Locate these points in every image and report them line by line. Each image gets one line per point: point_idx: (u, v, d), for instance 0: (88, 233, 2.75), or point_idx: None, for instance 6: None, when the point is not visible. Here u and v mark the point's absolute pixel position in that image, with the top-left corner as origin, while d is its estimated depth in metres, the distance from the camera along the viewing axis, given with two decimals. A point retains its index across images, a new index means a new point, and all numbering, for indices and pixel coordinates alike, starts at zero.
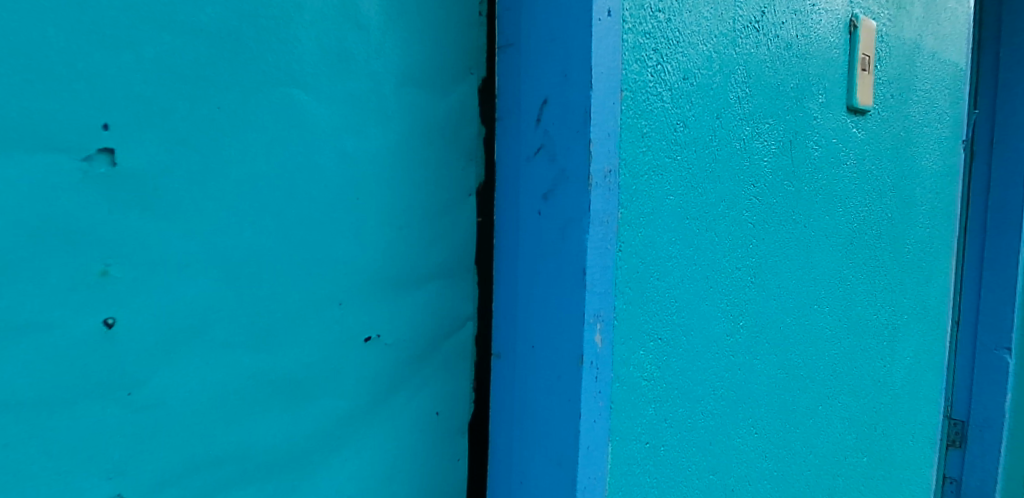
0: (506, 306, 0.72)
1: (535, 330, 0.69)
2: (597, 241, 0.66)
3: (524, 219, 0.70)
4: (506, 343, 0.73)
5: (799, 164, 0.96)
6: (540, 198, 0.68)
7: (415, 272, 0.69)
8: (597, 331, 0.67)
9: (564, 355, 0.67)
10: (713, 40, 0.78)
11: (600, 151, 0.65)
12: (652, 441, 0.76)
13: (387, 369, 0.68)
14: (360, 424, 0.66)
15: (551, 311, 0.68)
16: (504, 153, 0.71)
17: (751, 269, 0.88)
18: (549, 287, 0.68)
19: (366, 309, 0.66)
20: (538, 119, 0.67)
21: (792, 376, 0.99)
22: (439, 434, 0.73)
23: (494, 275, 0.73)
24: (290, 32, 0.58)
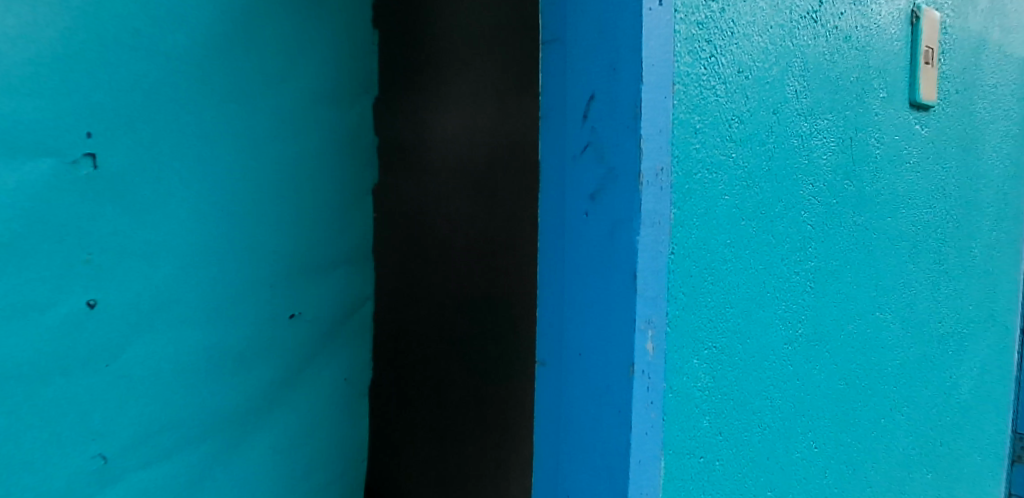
0: (548, 312, 0.69)
1: (581, 337, 0.66)
2: (649, 242, 0.63)
3: (568, 220, 0.66)
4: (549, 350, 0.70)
5: (860, 162, 0.91)
6: (587, 198, 0.65)
7: (326, 257, 0.81)
8: (649, 338, 0.64)
9: (614, 363, 0.64)
10: (770, 31, 0.74)
11: (652, 148, 0.62)
12: (707, 454, 0.72)
13: (306, 342, 0.80)
14: (287, 394, 0.79)
15: (599, 316, 0.65)
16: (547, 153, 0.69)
17: (810, 274, 0.83)
18: (597, 292, 0.65)
19: (287, 290, 0.78)
20: (585, 115, 0.65)
21: (853, 387, 0.93)
22: (346, 396, 0.85)
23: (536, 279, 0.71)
24: (230, 54, 0.71)
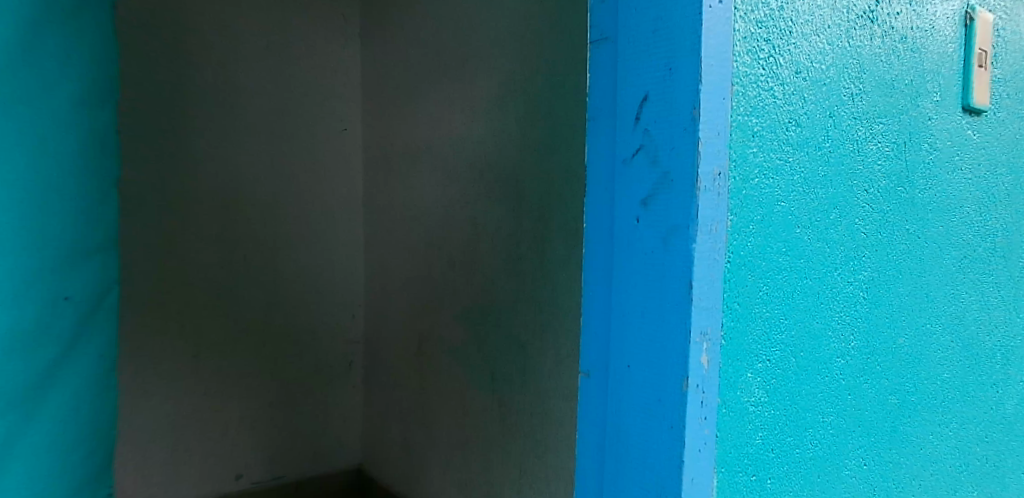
0: (601, 320, 0.68)
1: (632, 348, 0.64)
2: (705, 251, 0.60)
3: (621, 227, 0.65)
4: (601, 360, 0.68)
5: (913, 169, 0.88)
6: (638, 204, 0.63)
7: (91, 225, 0.93)
8: (704, 351, 0.61)
9: (666, 377, 0.61)
10: (826, 32, 0.72)
11: (710, 152, 0.59)
12: (758, 473, 0.69)
13: (67, 320, 0.89)
14: (56, 373, 0.87)
15: (651, 326, 0.62)
16: (596, 158, 0.67)
17: (863, 284, 0.80)
18: (646, 301, 0.63)
19: (52, 274, 0.85)
20: (637, 118, 0.63)
21: (903, 402, 0.90)
22: (86, 387, 0.93)
23: (588, 286, 0.69)
24: None
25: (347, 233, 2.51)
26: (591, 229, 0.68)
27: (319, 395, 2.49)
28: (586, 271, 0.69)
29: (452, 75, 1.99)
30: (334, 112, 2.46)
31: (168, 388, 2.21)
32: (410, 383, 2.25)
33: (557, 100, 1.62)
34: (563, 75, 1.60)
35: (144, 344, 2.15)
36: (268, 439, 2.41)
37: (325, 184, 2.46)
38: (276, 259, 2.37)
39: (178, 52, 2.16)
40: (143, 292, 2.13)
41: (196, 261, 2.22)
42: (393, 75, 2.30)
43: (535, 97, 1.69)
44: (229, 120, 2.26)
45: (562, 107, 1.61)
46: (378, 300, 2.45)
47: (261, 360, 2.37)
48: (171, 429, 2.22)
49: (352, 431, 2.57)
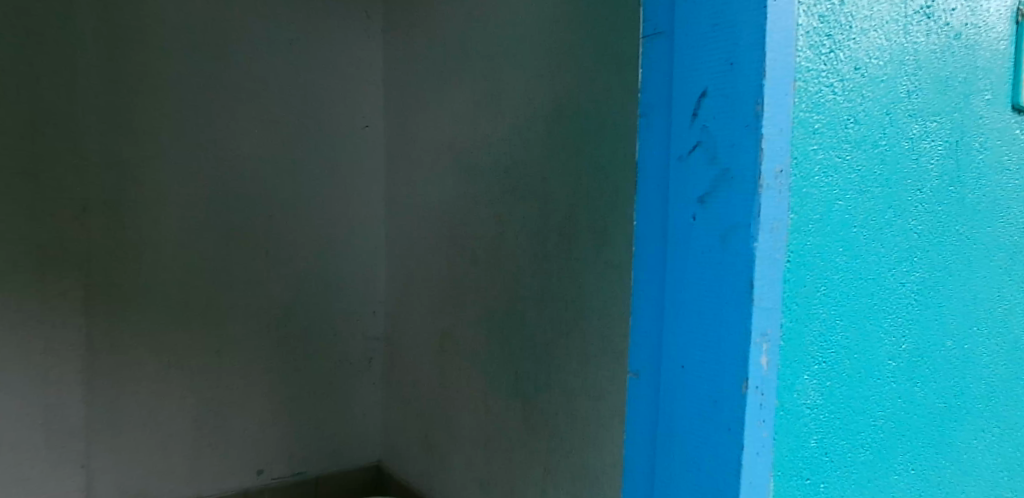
0: (653, 321, 0.66)
1: (687, 349, 0.63)
2: (766, 250, 0.58)
3: (675, 225, 0.63)
4: (651, 361, 0.67)
5: (964, 169, 0.86)
6: (695, 202, 0.62)
7: None
8: (764, 352, 0.59)
9: (723, 379, 0.60)
10: (884, 28, 0.70)
11: (773, 148, 0.58)
12: (812, 477, 0.67)
13: None
14: None
15: (708, 327, 0.61)
16: (649, 156, 0.66)
17: (915, 286, 0.78)
18: (702, 300, 0.61)
19: None
20: (694, 114, 0.61)
21: (952, 407, 0.87)
22: None
23: (638, 286, 0.68)
24: None
25: (368, 229, 2.50)
26: (642, 228, 0.67)
27: (340, 392, 2.48)
28: (636, 271, 0.68)
29: (476, 71, 1.98)
30: (356, 108, 2.46)
31: (191, 385, 2.22)
32: (432, 381, 2.24)
33: (586, 96, 1.60)
34: (592, 70, 1.58)
35: (168, 340, 2.17)
36: (289, 436, 2.41)
37: (346, 181, 2.45)
38: (298, 256, 2.37)
39: (202, 50, 2.17)
40: (167, 289, 2.16)
41: (219, 258, 2.23)
42: (416, 71, 2.29)
43: (562, 93, 1.67)
44: (252, 117, 2.26)
45: (592, 104, 1.59)
46: (399, 298, 2.44)
47: (280, 356, 2.37)
48: (193, 424, 2.23)
49: (372, 427, 2.57)
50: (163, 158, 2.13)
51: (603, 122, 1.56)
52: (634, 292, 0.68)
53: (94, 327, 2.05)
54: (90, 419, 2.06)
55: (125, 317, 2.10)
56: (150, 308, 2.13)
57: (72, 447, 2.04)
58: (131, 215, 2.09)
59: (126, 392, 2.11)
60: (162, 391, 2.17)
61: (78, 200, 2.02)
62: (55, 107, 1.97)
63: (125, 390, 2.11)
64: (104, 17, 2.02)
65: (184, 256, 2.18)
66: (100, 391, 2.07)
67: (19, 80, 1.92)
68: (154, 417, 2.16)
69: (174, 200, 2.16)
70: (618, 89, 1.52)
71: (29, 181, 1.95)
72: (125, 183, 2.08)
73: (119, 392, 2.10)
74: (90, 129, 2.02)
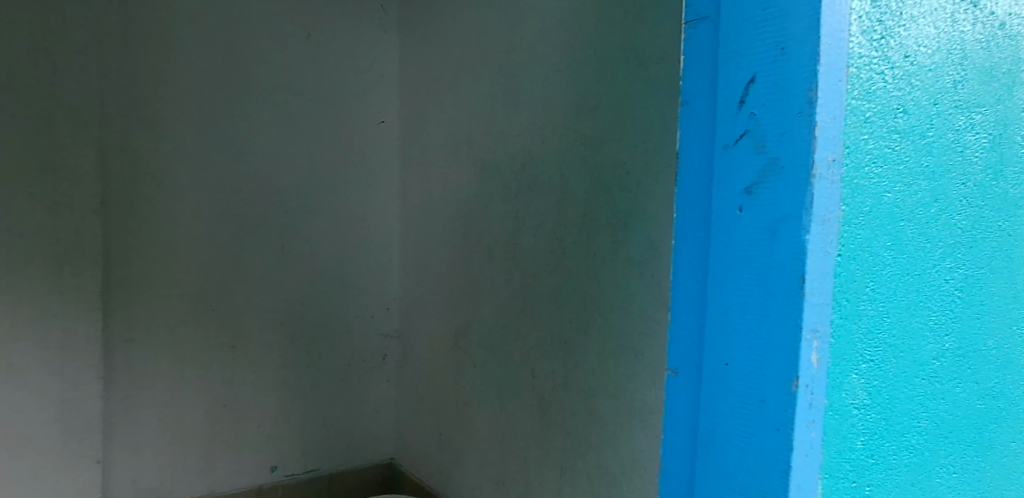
0: (693, 316, 0.64)
1: (731, 346, 0.61)
2: (818, 243, 0.56)
3: (719, 216, 0.61)
4: (691, 358, 0.65)
5: (1010, 163, 0.82)
6: (741, 194, 0.59)
7: None
8: (814, 349, 0.57)
9: (771, 377, 0.58)
10: (933, 15, 0.68)
11: (826, 136, 0.55)
12: (859, 480, 0.65)
13: None
14: None
15: (754, 323, 0.59)
16: (690, 146, 0.64)
17: (959, 284, 0.75)
18: (748, 295, 0.59)
19: None
20: (742, 101, 0.59)
21: (994, 410, 0.84)
22: None
23: (677, 280, 0.66)
24: None
25: (381, 226, 2.49)
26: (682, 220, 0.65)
27: (353, 389, 2.47)
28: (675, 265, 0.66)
29: (493, 65, 1.96)
30: (370, 103, 2.45)
31: (205, 380, 2.21)
32: (446, 379, 2.22)
33: (605, 90, 1.58)
34: (612, 64, 1.56)
35: (183, 335, 2.17)
36: (303, 433, 2.39)
37: (361, 177, 2.44)
38: (312, 252, 2.36)
39: (218, 45, 2.16)
40: (183, 284, 2.15)
41: (234, 253, 2.23)
42: (431, 66, 2.28)
43: (581, 88, 1.65)
44: (267, 112, 2.25)
45: (611, 99, 1.57)
46: (413, 294, 2.42)
47: (294, 353, 2.35)
48: (208, 421, 2.22)
49: (385, 425, 2.55)
50: (180, 153, 2.13)
51: (622, 116, 1.54)
52: (672, 286, 0.66)
53: (111, 321, 2.05)
54: (107, 414, 2.06)
55: (141, 311, 2.10)
56: (167, 302, 2.13)
57: (88, 441, 2.00)
58: (148, 210, 2.09)
59: (142, 387, 2.11)
60: (177, 387, 2.17)
61: (96, 193, 1.98)
62: (71, 100, 1.93)
63: (142, 385, 2.11)
64: (122, 10, 2.01)
65: (200, 250, 2.17)
66: (117, 386, 2.07)
67: (35, 72, 1.89)
68: (170, 412, 2.16)
69: (191, 195, 2.15)
70: (638, 83, 1.49)
71: (45, 176, 1.91)
72: (142, 178, 2.08)
73: (135, 387, 2.10)
74: (108, 123, 2.02)
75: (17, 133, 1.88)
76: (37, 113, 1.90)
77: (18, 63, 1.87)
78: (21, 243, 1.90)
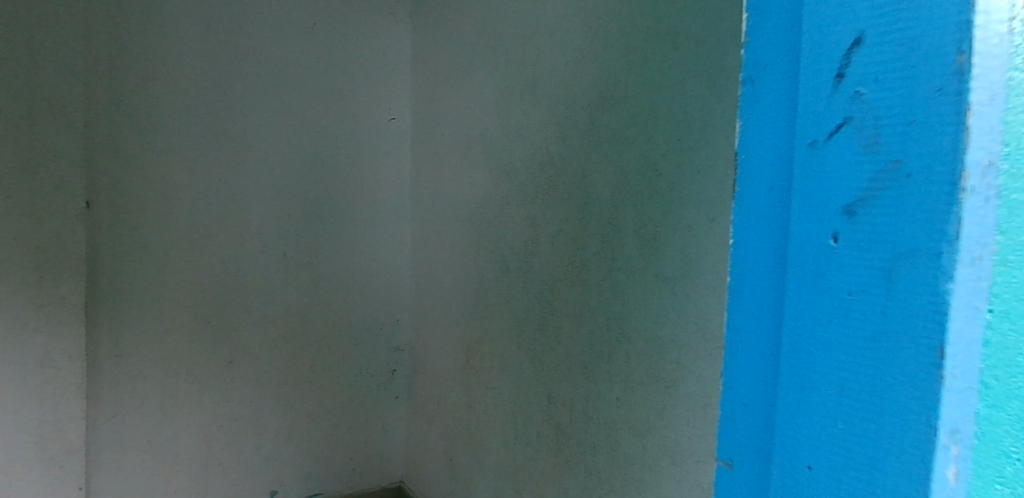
0: (765, 379, 0.48)
1: (819, 425, 0.43)
2: (965, 296, 0.37)
3: (801, 241, 0.44)
4: (765, 442, 0.48)
5: None
6: (840, 218, 0.42)
7: None
8: (952, 459, 0.38)
9: (878, 481, 0.40)
10: None
11: (981, 130, 0.36)
12: None
13: None
14: None
15: (859, 403, 0.41)
16: (767, 148, 0.47)
17: None
18: (847, 364, 0.42)
19: None
20: (843, 84, 0.41)
21: None
22: None
23: (742, 328, 0.49)
24: None
25: (391, 230, 2.31)
26: (747, 240, 0.49)
27: (360, 407, 2.30)
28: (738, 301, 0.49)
29: (511, 56, 1.77)
30: (380, 98, 2.28)
31: (199, 397, 2.05)
32: (458, 399, 2.04)
33: (634, 79, 1.38)
34: (642, 47, 1.35)
35: (177, 349, 2.01)
36: (306, 453, 2.23)
37: (370, 179, 2.27)
38: (316, 259, 2.19)
39: (215, 34, 2.00)
40: (177, 294, 2.00)
41: (232, 260, 2.06)
42: (445, 59, 2.09)
43: (606, 77, 1.45)
44: (267, 107, 2.09)
45: (641, 88, 1.36)
46: (424, 305, 2.24)
47: (296, 368, 2.19)
48: (203, 441, 2.07)
49: (395, 444, 2.38)
50: (173, 153, 1.97)
51: (653, 107, 1.33)
52: (734, 334, 0.50)
53: (98, 334, 1.89)
54: (92, 434, 1.90)
55: (130, 323, 1.94)
56: (159, 313, 1.98)
57: (72, 466, 1.85)
58: (138, 214, 1.93)
59: (131, 405, 1.96)
60: (169, 404, 2.01)
61: (82, 198, 1.82)
62: (57, 98, 1.77)
63: (130, 403, 1.95)
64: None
65: (194, 258, 2.01)
66: (104, 404, 1.91)
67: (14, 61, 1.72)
68: (162, 432, 2.01)
69: (186, 198, 1.99)
70: (673, 69, 1.28)
71: (26, 177, 1.75)
72: (133, 179, 1.92)
73: (123, 405, 1.94)
74: (95, 120, 1.86)
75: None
76: (16, 107, 1.73)
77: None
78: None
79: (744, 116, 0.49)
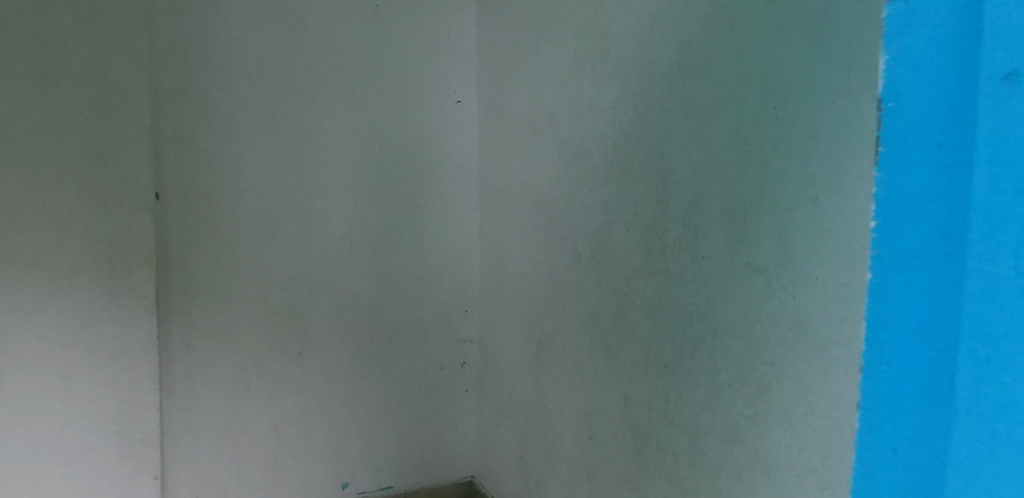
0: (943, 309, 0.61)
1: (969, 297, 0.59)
2: None
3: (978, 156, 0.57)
4: (933, 358, 0.62)
5: None
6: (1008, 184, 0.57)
7: None
8: None
9: None
10: None
11: None
12: None
13: None
14: None
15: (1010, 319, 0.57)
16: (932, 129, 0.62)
17: None
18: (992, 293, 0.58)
19: None
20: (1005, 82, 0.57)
21: None
22: None
23: (916, 269, 0.63)
24: None
25: (459, 217, 2.22)
26: (899, 169, 0.64)
27: (429, 400, 2.23)
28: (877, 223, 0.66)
29: (580, 27, 1.63)
30: (446, 80, 2.19)
31: (270, 388, 2.01)
32: (528, 393, 1.94)
33: (721, 42, 1.22)
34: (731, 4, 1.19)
35: (247, 340, 1.97)
36: (376, 446, 2.18)
37: (436, 165, 2.18)
38: (384, 248, 2.12)
39: (278, 18, 1.95)
40: (247, 284, 1.96)
41: (302, 250, 2.01)
42: (511, 36, 1.98)
43: (689, 41, 1.29)
44: (332, 93, 2.03)
45: (728, 51, 1.20)
46: (492, 296, 2.15)
47: (365, 360, 2.13)
48: (273, 433, 2.03)
49: (465, 438, 2.30)
50: (238, 141, 1.93)
51: (742, 72, 1.17)
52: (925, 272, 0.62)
53: (170, 324, 1.87)
54: (166, 424, 1.89)
55: (203, 314, 1.91)
56: (231, 304, 1.95)
57: (146, 456, 1.82)
58: (206, 204, 1.90)
59: (204, 396, 1.93)
60: (241, 395, 1.98)
61: (149, 186, 1.79)
62: (122, 87, 1.74)
63: (203, 393, 1.93)
64: None
65: (264, 247, 1.98)
66: (178, 395, 1.89)
67: (81, 48, 1.69)
68: (234, 424, 1.98)
69: (252, 187, 1.95)
70: (768, 26, 1.12)
71: (98, 168, 1.73)
72: (200, 168, 1.89)
73: (197, 396, 1.92)
74: (162, 107, 1.84)
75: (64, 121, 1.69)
76: (86, 97, 1.70)
77: (62, 40, 1.67)
78: (74, 242, 1.71)
79: (907, 74, 0.64)
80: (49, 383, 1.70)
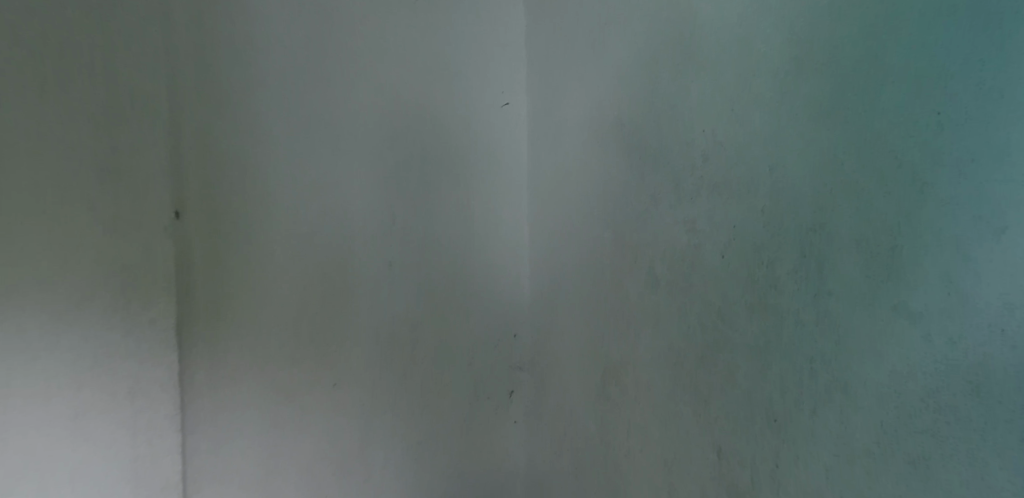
0: None
1: None
2: None
3: None
4: None
5: None
6: None
7: None
8: None
9: None
10: None
11: None
12: None
13: None
14: None
15: None
16: None
17: None
18: None
19: None
20: None
21: None
22: None
23: None
24: None
25: (506, 230, 2.00)
26: None
27: (474, 435, 1.99)
28: None
29: (655, 15, 1.39)
30: (492, 80, 1.96)
31: (304, 427, 1.75)
32: (589, 429, 1.68)
33: (861, 30, 0.99)
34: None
35: (278, 372, 1.71)
36: (421, 487, 1.92)
37: (485, 172, 1.97)
38: (427, 266, 1.90)
39: (310, 11, 1.71)
40: (277, 309, 1.71)
41: (333, 269, 1.76)
42: (564, 28, 1.76)
43: (813, 30, 1.05)
44: (369, 94, 1.79)
45: (869, 43, 0.98)
46: (542, 319, 1.92)
47: (408, 392, 1.88)
48: (307, 477, 1.76)
49: (516, 475, 2.05)
50: (265, 151, 1.67)
51: (890, 73, 0.96)
52: None
53: (192, 358, 1.61)
54: (188, 473, 1.62)
55: (229, 346, 1.65)
56: (259, 333, 1.69)
57: None
58: (230, 222, 1.64)
59: (231, 437, 1.67)
60: (271, 436, 1.71)
61: (168, 206, 1.54)
62: (134, 97, 1.48)
63: (229, 434, 1.66)
64: None
65: (295, 267, 1.72)
66: (202, 437, 1.63)
67: (88, 48, 1.43)
68: (265, 470, 1.71)
69: (280, 202, 1.69)
70: (930, 21, 0.92)
71: (110, 189, 1.47)
72: (223, 181, 1.63)
73: (225, 437, 1.66)
74: (179, 117, 1.57)
75: (71, 137, 1.42)
76: (94, 106, 1.44)
77: (66, 41, 1.41)
78: (83, 276, 1.45)
79: None
80: (58, 431, 1.44)
